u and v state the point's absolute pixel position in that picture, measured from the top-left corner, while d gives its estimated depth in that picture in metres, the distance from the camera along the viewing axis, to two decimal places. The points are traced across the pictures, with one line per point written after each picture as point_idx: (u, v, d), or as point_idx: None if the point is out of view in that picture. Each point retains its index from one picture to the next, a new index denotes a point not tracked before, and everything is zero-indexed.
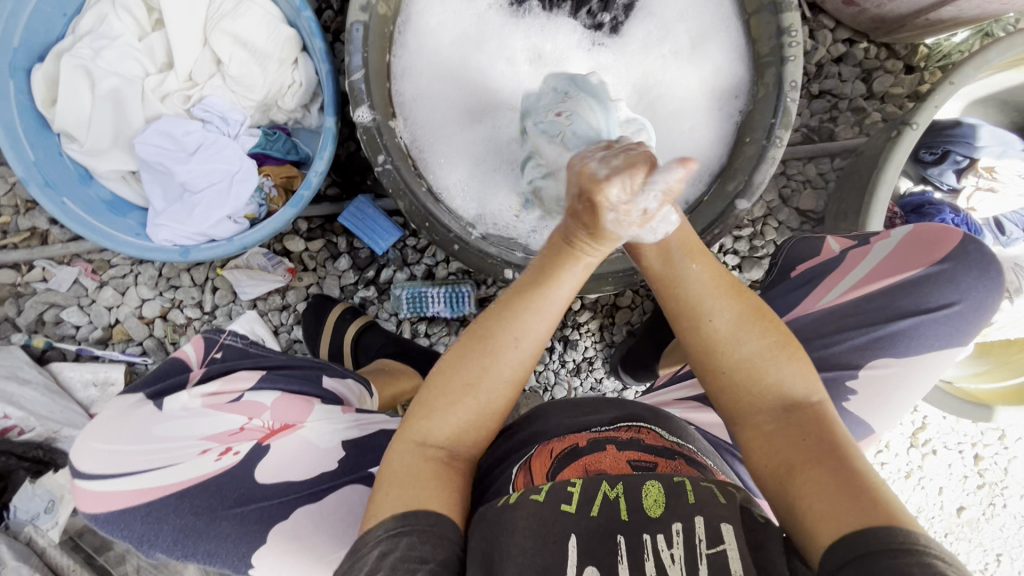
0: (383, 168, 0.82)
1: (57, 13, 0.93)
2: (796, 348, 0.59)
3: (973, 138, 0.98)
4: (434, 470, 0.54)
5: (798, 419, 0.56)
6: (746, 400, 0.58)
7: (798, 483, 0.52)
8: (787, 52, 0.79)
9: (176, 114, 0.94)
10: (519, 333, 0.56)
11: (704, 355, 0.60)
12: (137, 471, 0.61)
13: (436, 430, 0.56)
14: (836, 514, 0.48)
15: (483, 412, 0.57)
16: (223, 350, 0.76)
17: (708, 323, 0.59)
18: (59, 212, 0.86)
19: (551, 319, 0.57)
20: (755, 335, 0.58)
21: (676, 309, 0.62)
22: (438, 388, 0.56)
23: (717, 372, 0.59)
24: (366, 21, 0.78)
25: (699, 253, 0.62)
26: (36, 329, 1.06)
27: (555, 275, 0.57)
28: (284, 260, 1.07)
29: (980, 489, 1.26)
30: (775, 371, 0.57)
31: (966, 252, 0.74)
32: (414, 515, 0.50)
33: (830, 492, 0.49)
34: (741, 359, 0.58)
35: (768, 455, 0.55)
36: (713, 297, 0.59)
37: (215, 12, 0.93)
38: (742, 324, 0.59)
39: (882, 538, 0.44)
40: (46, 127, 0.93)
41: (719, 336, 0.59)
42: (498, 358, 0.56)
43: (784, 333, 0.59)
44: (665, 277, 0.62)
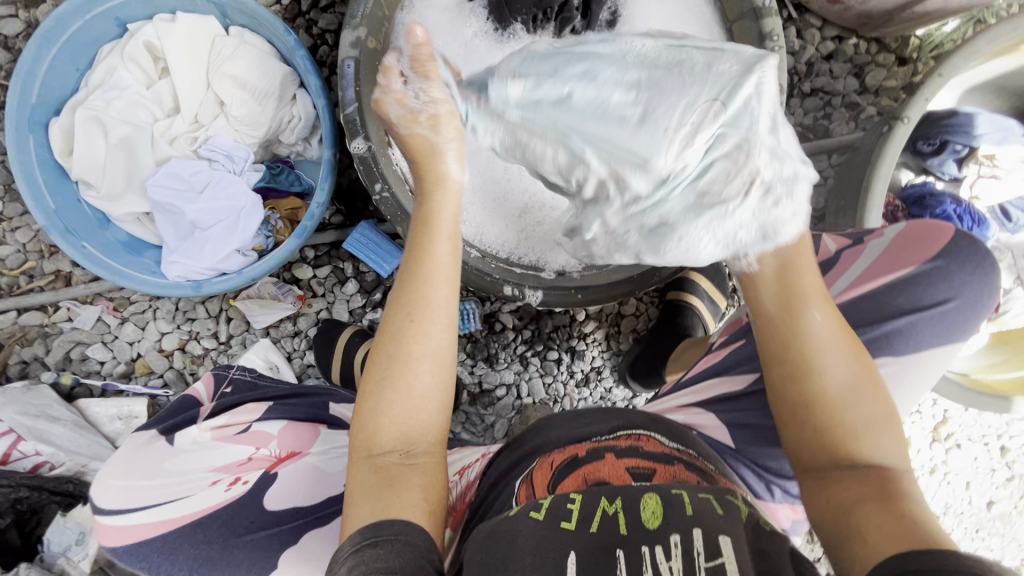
0: (381, 196, 0.85)
1: (71, 68, 0.99)
2: (895, 420, 0.60)
3: (971, 126, 0.97)
4: (386, 475, 0.56)
5: (872, 470, 0.56)
6: (820, 438, 0.60)
7: (860, 517, 0.53)
8: (769, 57, 0.80)
9: (184, 156, 0.98)
10: (414, 309, 0.60)
11: (799, 405, 0.61)
12: (152, 504, 0.64)
13: (380, 436, 0.58)
14: (894, 542, 0.50)
15: (417, 400, 0.59)
16: (232, 384, 0.81)
17: (820, 380, 0.60)
18: (79, 256, 0.91)
19: (441, 282, 0.62)
20: (862, 397, 0.59)
21: (781, 361, 0.62)
22: (365, 391, 0.60)
23: (805, 421, 0.61)
24: (357, 56, 0.82)
25: (830, 305, 0.62)
26: (64, 366, 1.11)
27: (426, 242, 0.63)
28: (293, 287, 1.10)
29: (1010, 482, 1.22)
30: (873, 434, 0.58)
31: (959, 247, 0.73)
32: (381, 525, 0.51)
33: (896, 529, 0.50)
34: (840, 416, 0.59)
35: (835, 491, 0.57)
36: (833, 356, 0.60)
37: (216, 56, 0.97)
38: (857, 384, 0.60)
39: (954, 557, 0.45)
40: (65, 176, 0.99)
41: (831, 393, 0.60)
42: (401, 342, 0.59)
43: (892, 407, 0.60)
44: (783, 321, 0.63)
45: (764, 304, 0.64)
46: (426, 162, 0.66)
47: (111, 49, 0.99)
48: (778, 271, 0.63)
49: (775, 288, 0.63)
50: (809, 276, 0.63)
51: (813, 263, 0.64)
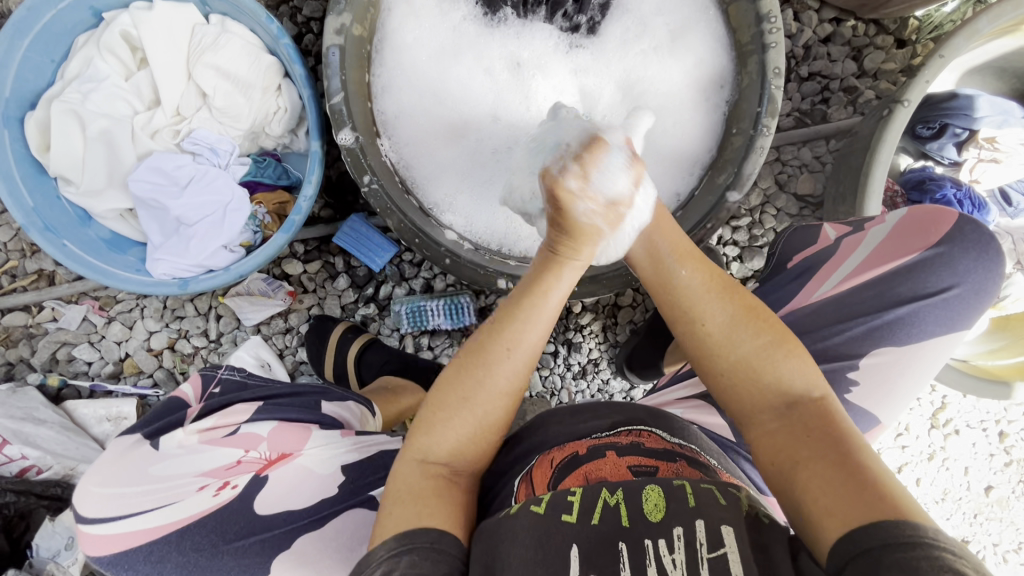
0: (370, 189, 0.82)
1: (46, 60, 0.95)
2: (795, 343, 0.60)
3: (971, 109, 0.96)
4: (436, 484, 0.55)
5: (800, 414, 0.56)
6: (742, 390, 0.59)
7: (802, 478, 0.51)
8: (767, 40, 0.78)
9: (166, 150, 0.95)
10: (511, 345, 0.58)
11: (702, 356, 0.62)
12: (137, 512, 0.62)
13: (436, 446, 0.57)
14: (837, 511, 0.47)
15: (482, 426, 0.58)
16: (221, 384, 0.77)
17: (705, 323, 0.61)
18: (60, 254, 0.88)
19: (541, 327, 0.60)
20: (749, 334, 0.60)
21: (674, 315, 0.64)
22: (435, 403, 0.58)
23: (715, 373, 0.61)
24: (342, 44, 0.79)
25: (698, 262, 0.65)
26: (50, 367, 1.08)
27: (544, 287, 0.61)
28: (284, 284, 1.08)
29: (1008, 467, 1.22)
30: (775, 367, 0.58)
31: (963, 234, 0.72)
32: (417, 531, 0.50)
33: (831, 489, 0.48)
34: (734, 360, 0.60)
35: (767, 446, 0.56)
36: (706, 299, 0.63)
37: (197, 46, 0.94)
38: (736, 322, 0.61)
39: (888, 531, 0.43)
40: (43, 173, 0.95)
41: (716, 338, 0.61)
42: (490, 369, 0.58)
43: (782, 330, 0.60)
44: (657, 279, 0.66)
45: (653, 257, 0.66)
46: (579, 231, 0.60)
47: (87, 39, 0.95)
48: (658, 231, 0.67)
49: (658, 247, 0.67)
50: (660, 226, 0.67)
51: (672, 225, 0.69)
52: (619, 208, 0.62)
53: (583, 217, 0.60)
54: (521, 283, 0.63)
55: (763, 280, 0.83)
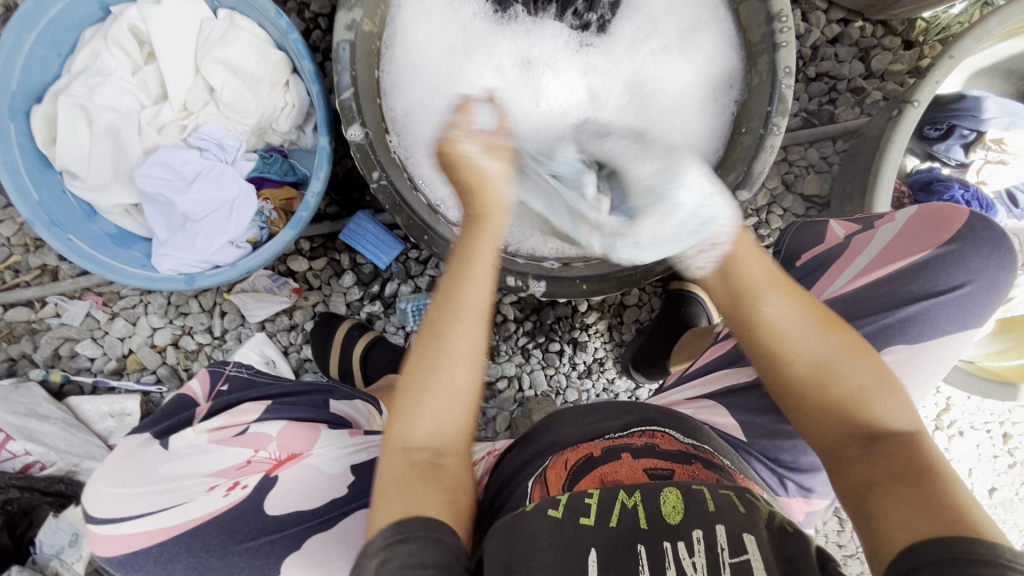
0: (379, 184, 0.82)
1: (52, 53, 0.95)
2: (893, 379, 0.58)
3: (979, 111, 0.95)
4: (419, 469, 0.54)
5: (886, 449, 0.54)
6: (825, 422, 0.58)
7: (875, 499, 0.51)
8: (778, 39, 0.77)
9: (173, 145, 0.95)
10: (460, 308, 0.59)
11: (787, 391, 0.60)
12: (147, 512, 0.61)
13: (413, 429, 0.56)
14: (911, 526, 0.46)
15: (455, 400, 0.57)
16: (229, 382, 0.78)
17: (793, 363, 0.59)
18: (66, 250, 0.88)
19: (484, 284, 0.60)
20: (850, 370, 0.57)
21: (755, 348, 0.61)
22: (403, 387, 0.58)
23: (801, 408, 0.59)
24: (352, 39, 0.79)
25: (790, 289, 0.61)
26: (53, 363, 1.08)
27: (469, 244, 0.62)
28: (289, 280, 1.08)
29: (1011, 469, 1.22)
30: (876, 404, 0.56)
31: (975, 231, 0.72)
32: (412, 521, 0.49)
33: (909, 510, 0.48)
34: (835, 397, 0.57)
35: (850, 474, 0.54)
36: (801, 334, 0.59)
37: (205, 41, 0.93)
38: (834, 357, 0.58)
39: (960, 545, 0.43)
40: (49, 167, 0.95)
41: (808, 373, 0.58)
42: (445, 339, 0.58)
43: (884, 368, 0.58)
44: (736, 310, 0.61)
45: (731, 291, 0.62)
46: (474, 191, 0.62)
47: (94, 33, 0.95)
48: (738, 253, 0.61)
49: (743, 275, 0.61)
50: (749, 254, 0.62)
51: (761, 255, 0.63)
52: (498, 146, 0.64)
53: (475, 166, 0.62)
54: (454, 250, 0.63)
55: None
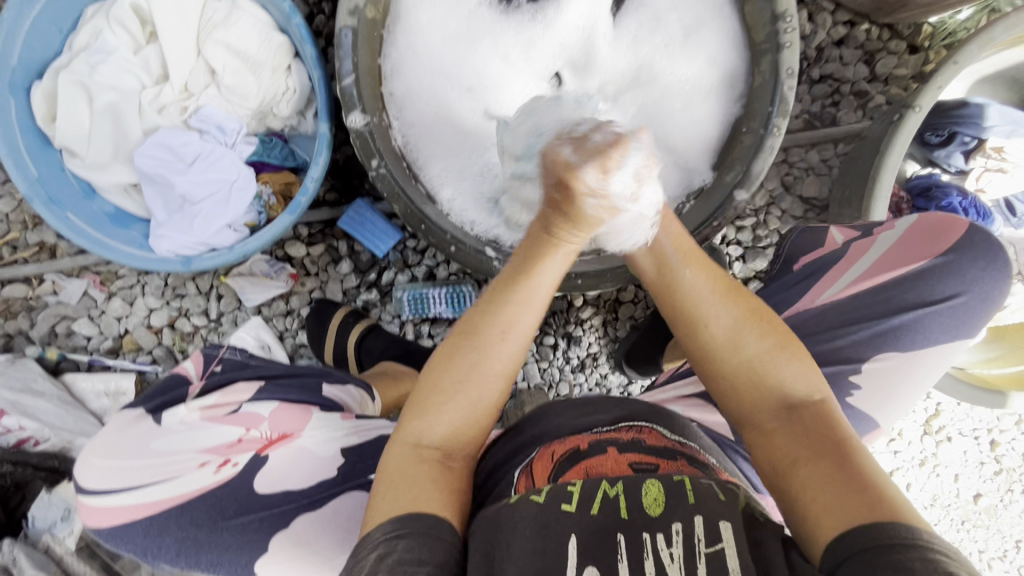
0: (377, 172, 0.82)
1: (54, 30, 0.95)
2: (798, 347, 0.60)
3: (981, 118, 0.95)
4: (430, 471, 0.55)
5: (801, 418, 0.56)
6: (750, 396, 0.59)
7: (801, 477, 0.51)
8: (782, 39, 0.77)
9: (173, 126, 0.95)
10: (506, 326, 0.59)
11: (704, 359, 0.61)
12: (139, 485, 0.62)
13: (432, 430, 0.57)
14: (838, 508, 0.47)
15: (476, 410, 0.58)
16: (222, 362, 0.77)
17: (707, 326, 0.60)
18: (63, 227, 0.88)
19: (535, 310, 0.60)
20: (755, 337, 0.60)
21: (677, 317, 0.63)
22: (429, 386, 0.59)
23: (718, 376, 0.61)
24: (354, 25, 0.79)
25: (699, 260, 0.64)
26: (49, 341, 1.08)
27: (532, 267, 0.60)
28: (286, 266, 1.08)
29: (997, 476, 1.23)
30: (777, 371, 0.58)
31: (972, 242, 0.73)
32: (411, 517, 0.50)
33: (832, 489, 0.49)
34: (743, 360, 0.59)
35: (771, 455, 0.55)
36: (711, 302, 0.61)
37: (207, 22, 0.93)
38: (741, 324, 0.60)
39: (886, 531, 0.44)
40: (48, 144, 0.95)
41: (720, 339, 0.60)
42: (486, 353, 0.58)
43: (785, 336, 0.60)
44: (660, 276, 0.65)
45: (657, 264, 0.65)
46: (580, 217, 0.58)
47: (96, 11, 0.94)
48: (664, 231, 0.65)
49: (663, 247, 0.65)
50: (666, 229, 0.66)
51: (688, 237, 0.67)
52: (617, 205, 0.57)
53: (592, 210, 0.57)
54: (514, 260, 0.62)
55: (766, 281, 0.83)
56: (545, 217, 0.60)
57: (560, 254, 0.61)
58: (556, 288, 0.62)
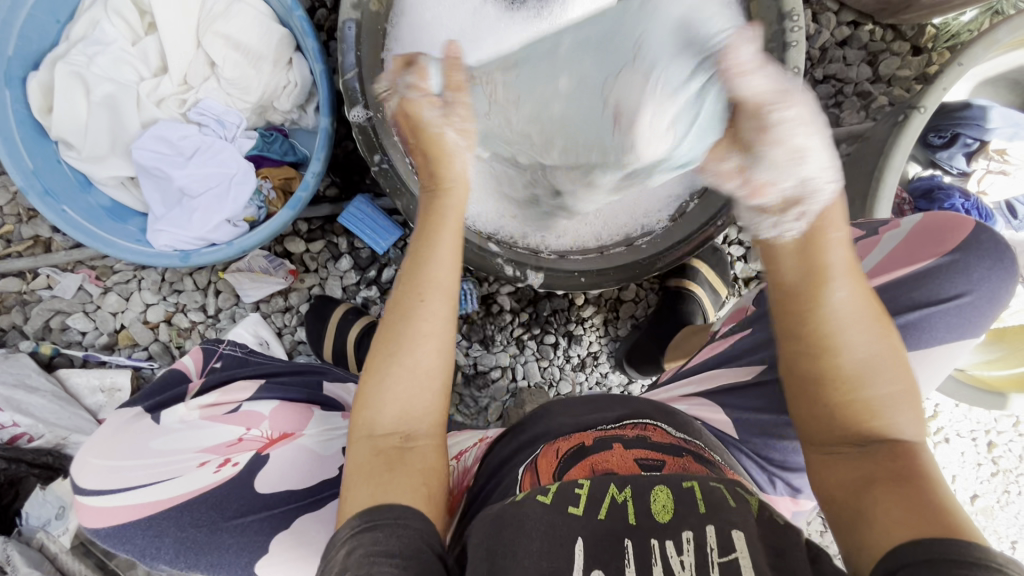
0: (380, 167, 0.82)
1: (50, 20, 0.93)
2: (919, 400, 0.54)
3: (984, 120, 0.95)
4: (387, 459, 0.54)
5: (888, 450, 0.51)
6: (838, 424, 0.54)
7: (876, 498, 0.48)
8: (789, 38, 0.77)
9: (172, 119, 0.93)
10: (425, 289, 0.59)
11: (814, 388, 0.55)
12: (138, 485, 0.61)
13: (381, 416, 0.56)
14: (907, 526, 0.45)
15: (423, 382, 0.57)
16: (222, 359, 0.79)
17: (841, 359, 0.53)
18: (59, 220, 0.86)
19: (451, 265, 0.61)
20: (888, 377, 0.53)
21: (801, 346, 0.55)
22: (368, 370, 0.57)
23: (821, 404, 0.54)
24: (358, 18, 0.79)
25: (859, 280, 0.54)
26: (43, 336, 1.06)
27: (428, 235, 0.62)
28: (285, 261, 1.06)
29: (994, 477, 1.24)
30: (893, 416, 0.52)
31: (978, 242, 0.72)
32: (379, 509, 0.49)
33: (909, 511, 0.46)
34: (863, 399, 0.53)
35: (843, 479, 0.52)
36: (853, 334, 0.53)
37: (207, 14, 0.92)
38: (878, 360, 0.53)
39: (946, 547, 0.42)
40: (44, 135, 0.93)
41: (847, 367, 0.53)
42: (410, 322, 0.58)
43: (914, 383, 0.54)
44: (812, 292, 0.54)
45: (792, 293, 0.55)
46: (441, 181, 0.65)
47: (94, 1, 0.93)
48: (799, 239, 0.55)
49: (785, 274, 0.55)
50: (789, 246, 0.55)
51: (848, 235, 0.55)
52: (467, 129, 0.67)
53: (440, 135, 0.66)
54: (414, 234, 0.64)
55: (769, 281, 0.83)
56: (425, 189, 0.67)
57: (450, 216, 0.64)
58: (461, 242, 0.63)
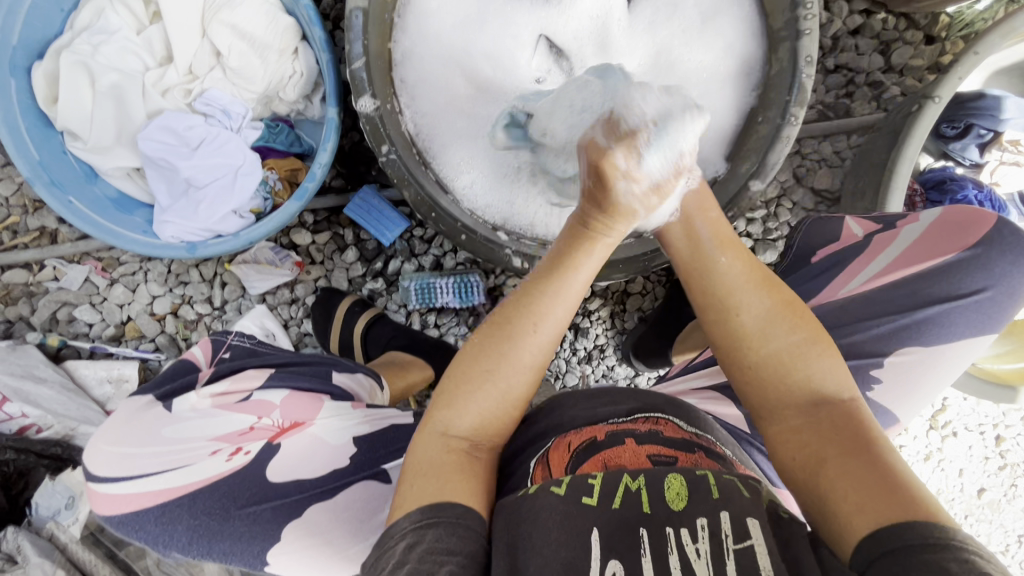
0: (387, 159, 0.81)
1: (55, 9, 0.92)
2: (827, 342, 0.58)
3: (998, 110, 0.94)
4: (458, 459, 0.54)
5: (828, 413, 0.54)
6: (772, 390, 0.57)
7: (827, 474, 0.50)
8: (802, 26, 0.75)
9: (177, 109, 0.93)
10: (538, 320, 0.57)
11: (732, 348, 0.59)
12: (149, 472, 0.61)
13: (461, 421, 0.56)
14: (868, 507, 0.46)
15: (507, 401, 0.57)
16: (231, 349, 0.76)
17: (739, 315, 0.59)
18: (66, 212, 0.86)
19: (568, 304, 0.58)
20: (785, 329, 0.58)
21: (706, 304, 0.61)
22: (458, 376, 0.57)
23: (743, 365, 0.59)
24: (365, 7, 0.76)
25: (735, 250, 0.62)
26: (50, 327, 1.07)
27: (572, 263, 0.58)
28: (291, 253, 1.07)
29: (1002, 471, 1.23)
30: (806, 365, 0.57)
31: (999, 235, 0.71)
32: (443, 505, 0.50)
33: (861, 485, 0.48)
34: (769, 353, 0.58)
35: (797, 449, 0.54)
36: (746, 291, 0.60)
37: (213, 3, 0.91)
38: (774, 316, 0.59)
39: (916, 530, 0.43)
40: (49, 126, 0.93)
41: (749, 330, 0.59)
42: (515, 343, 0.57)
43: (818, 330, 0.58)
44: (694, 264, 0.63)
45: (689, 244, 0.64)
46: (614, 208, 0.57)
47: None
48: (704, 212, 0.65)
49: (697, 231, 0.64)
50: (699, 207, 0.65)
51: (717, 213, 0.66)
52: (664, 188, 0.58)
53: (624, 196, 0.56)
54: (548, 256, 0.60)
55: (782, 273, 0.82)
56: (582, 211, 0.59)
57: (599, 248, 0.60)
58: (590, 285, 0.60)
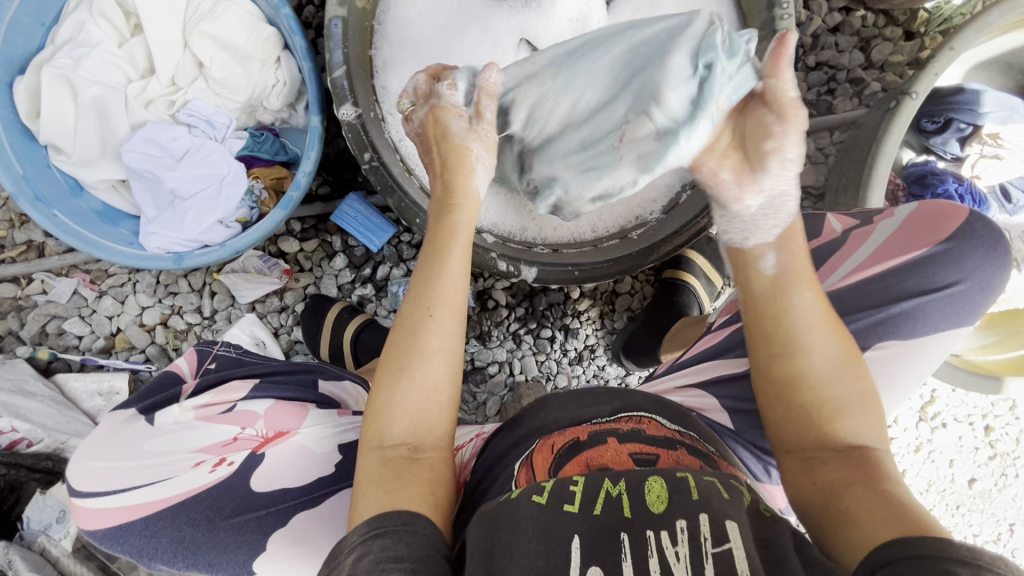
0: (370, 165, 0.83)
1: (35, 23, 0.93)
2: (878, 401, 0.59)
3: (977, 104, 0.95)
4: (396, 468, 0.55)
5: (861, 456, 0.55)
6: (818, 429, 0.58)
7: (849, 500, 0.51)
8: (779, 25, 0.76)
9: (161, 120, 0.93)
10: (432, 304, 0.60)
11: (783, 387, 0.60)
12: (134, 486, 0.61)
13: (391, 428, 0.57)
14: (888, 523, 0.47)
15: (429, 393, 0.58)
16: (217, 360, 0.78)
17: (798, 358, 0.59)
18: (51, 226, 0.86)
19: (456, 280, 0.62)
20: (847, 379, 0.59)
21: (765, 341, 0.61)
22: (376, 387, 0.59)
23: (792, 401, 0.59)
24: (344, 15, 0.79)
25: (812, 289, 0.62)
26: (40, 341, 1.06)
27: (444, 242, 0.63)
28: (279, 261, 1.07)
29: (992, 461, 1.24)
30: (853, 416, 0.57)
31: (972, 230, 0.72)
32: (386, 515, 0.50)
33: (885, 510, 0.49)
34: (825, 397, 0.58)
35: (820, 481, 0.55)
36: (811, 334, 0.60)
37: (194, 14, 0.92)
38: (835, 365, 0.59)
39: (930, 540, 0.44)
40: (33, 140, 0.93)
41: (809, 371, 0.59)
42: (419, 334, 0.59)
43: (872, 387, 0.59)
44: (770, 302, 0.62)
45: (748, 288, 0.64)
46: (455, 151, 0.67)
47: (78, 3, 0.92)
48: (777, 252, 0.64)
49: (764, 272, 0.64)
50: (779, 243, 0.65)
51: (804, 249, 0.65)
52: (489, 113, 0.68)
53: (461, 137, 0.67)
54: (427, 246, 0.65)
55: None
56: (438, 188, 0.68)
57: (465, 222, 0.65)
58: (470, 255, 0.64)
